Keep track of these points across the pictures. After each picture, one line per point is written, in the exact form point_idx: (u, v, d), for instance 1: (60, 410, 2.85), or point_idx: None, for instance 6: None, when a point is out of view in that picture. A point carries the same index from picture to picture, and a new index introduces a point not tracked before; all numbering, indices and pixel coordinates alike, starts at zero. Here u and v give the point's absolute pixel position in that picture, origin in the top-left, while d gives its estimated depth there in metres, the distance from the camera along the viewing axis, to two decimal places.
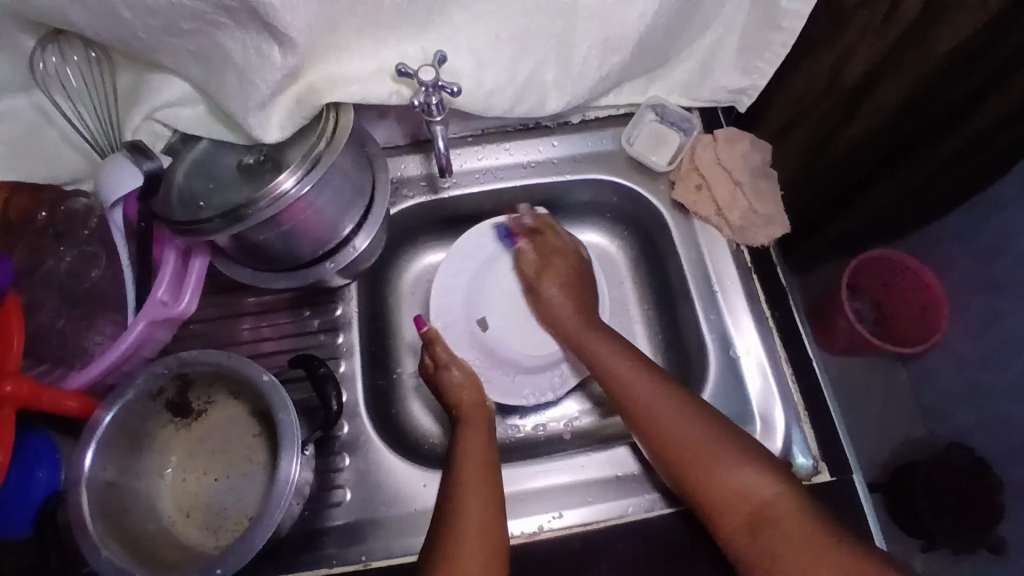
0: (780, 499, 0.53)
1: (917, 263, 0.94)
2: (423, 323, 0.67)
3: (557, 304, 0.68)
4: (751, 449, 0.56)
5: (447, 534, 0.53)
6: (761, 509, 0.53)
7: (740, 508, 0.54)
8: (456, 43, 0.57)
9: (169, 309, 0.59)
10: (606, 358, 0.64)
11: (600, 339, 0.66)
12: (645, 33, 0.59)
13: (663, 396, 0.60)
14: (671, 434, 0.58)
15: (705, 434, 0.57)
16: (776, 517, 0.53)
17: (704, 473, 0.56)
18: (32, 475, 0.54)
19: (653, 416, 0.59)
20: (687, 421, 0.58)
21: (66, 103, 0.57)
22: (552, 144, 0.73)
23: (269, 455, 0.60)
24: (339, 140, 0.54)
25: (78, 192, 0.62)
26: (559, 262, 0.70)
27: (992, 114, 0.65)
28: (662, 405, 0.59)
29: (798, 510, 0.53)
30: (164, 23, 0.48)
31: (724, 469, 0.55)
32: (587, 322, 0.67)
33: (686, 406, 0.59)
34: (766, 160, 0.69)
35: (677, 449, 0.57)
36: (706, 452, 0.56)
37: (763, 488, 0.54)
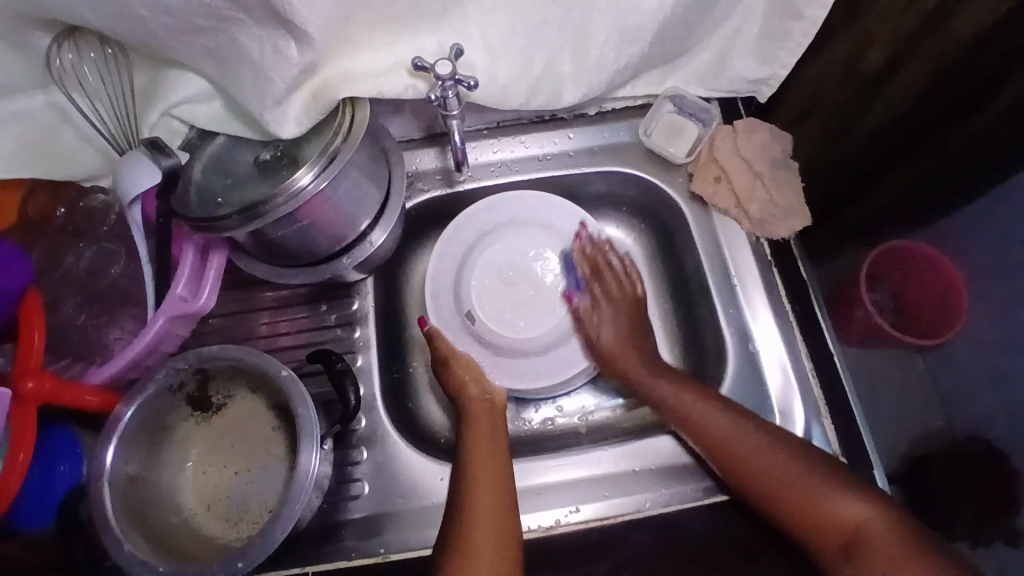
0: (877, 517, 0.51)
1: (937, 254, 0.94)
2: (426, 323, 0.65)
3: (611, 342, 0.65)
4: (838, 473, 0.55)
5: (460, 529, 0.53)
6: (850, 531, 0.51)
7: (831, 531, 0.52)
8: (471, 36, 0.56)
9: (188, 305, 0.60)
10: (666, 388, 0.62)
11: (659, 376, 0.63)
12: (662, 23, 0.58)
13: (743, 429, 0.58)
14: (752, 466, 0.57)
15: (794, 463, 0.56)
16: (873, 537, 0.50)
17: (790, 502, 0.54)
18: (54, 469, 0.55)
19: (728, 448, 0.58)
20: (779, 455, 0.56)
21: (84, 101, 0.57)
22: (568, 136, 0.73)
23: (286, 449, 0.60)
24: (356, 135, 0.54)
25: (96, 189, 0.62)
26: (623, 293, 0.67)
27: (1014, 98, 0.63)
28: (734, 436, 0.58)
29: (888, 528, 0.50)
30: (180, 20, 0.47)
31: (811, 494, 0.54)
32: (648, 361, 0.64)
33: (757, 435, 0.58)
34: (786, 151, 0.68)
35: (770, 480, 0.55)
36: (798, 481, 0.54)
37: (859, 510, 0.52)
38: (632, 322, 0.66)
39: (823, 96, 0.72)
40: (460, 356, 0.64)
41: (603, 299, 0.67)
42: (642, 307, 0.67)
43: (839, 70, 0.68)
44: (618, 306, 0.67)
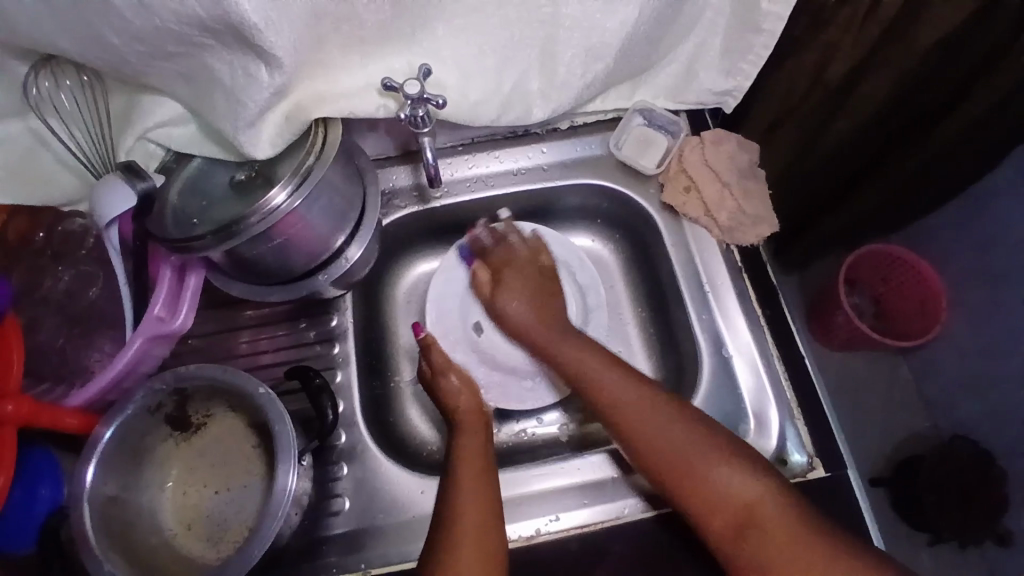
0: (765, 501, 0.53)
1: (916, 257, 0.94)
2: (421, 331, 0.67)
3: (521, 316, 0.66)
4: (734, 454, 0.56)
5: (446, 542, 0.54)
6: (745, 510, 0.54)
7: (725, 510, 0.54)
8: (440, 55, 0.58)
9: (165, 325, 0.60)
10: (571, 354, 0.64)
11: (566, 340, 0.65)
12: (627, 39, 0.60)
13: (638, 396, 0.60)
14: (653, 441, 0.58)
15: (690, 439, 0.57)
16: (761, 521, 0.53)
17: (687, 476, 0.56)
18: (35, 492, 0.55)
19: (640, 419, 0.59)
20: (679, 429, 0.57)
21: (59, 127, 0.58)
22: (541, 150, 0.74)
23: (267, 466, 0.60)
24: (328, 156, 0.55)
25: (74, 213, 0.63)
26: (529, 274, 0.68)
27: (986, 103, 0.64)
28: (648, 407, 0.59)
29: (778, 509, 0.53)
30: (151, 47, 0.49)
31: (706, 474, 0.55)
32: (554, 332, 0.65)
33: (665, 404, 0.59)
34: (752, 161, 0.71)
35: (667, 455, 0.57)
36: (694, 461, 0.56)
37: (751, 491, 0.54)
38: (543, 301, 0.67)
39: (795, 100, 0.73)
40: (457, 369, 0.65)
41: (505, 265, 0.69)
42: (547, 277, 0.68)
43: (804, 77, 0.70)
44: (522, 279, 0.68)
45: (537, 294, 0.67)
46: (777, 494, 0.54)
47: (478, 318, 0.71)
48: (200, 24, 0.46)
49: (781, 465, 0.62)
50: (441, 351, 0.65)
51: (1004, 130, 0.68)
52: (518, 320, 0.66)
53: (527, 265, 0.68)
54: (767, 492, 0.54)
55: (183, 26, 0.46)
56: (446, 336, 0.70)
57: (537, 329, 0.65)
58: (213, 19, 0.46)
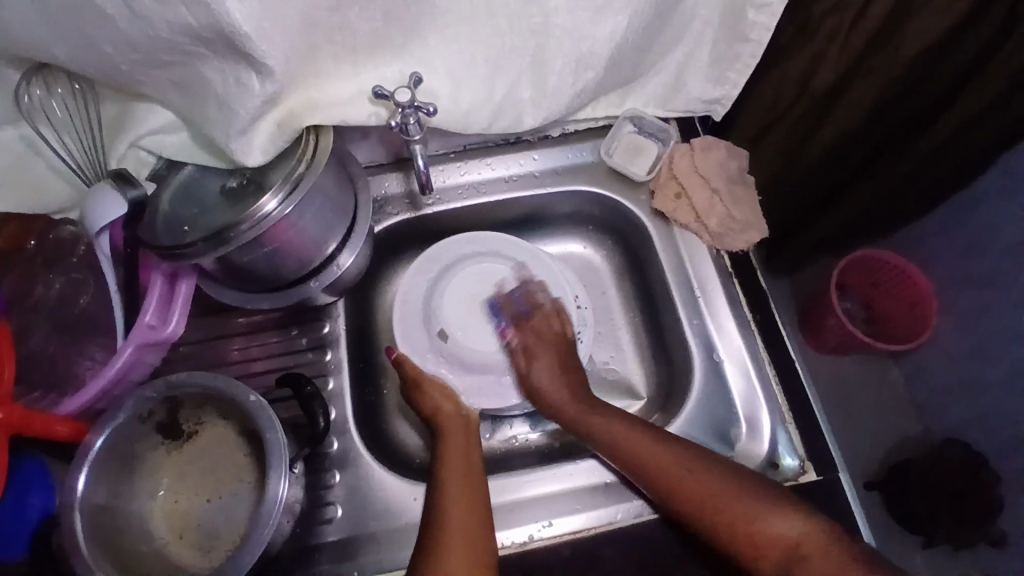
0: (810, 535, 0.53)
1: (904, 261, 0.94)
2: (393, 352, 0.66)
3: (546, 383, 0.66)
4: (775, 496, 0.56)
5: (432, 549, 0.53)
6: (791, 548, 0.53)
7: (777, 550, 0.54)
8: (431, 64, 0.58)
9: (157, 332, 0.60)
10: (603, 427, 0.62)
11: (595, 410, 0.64)
12: (616, 48, 0.61)
13: (660, 448, 0.59)
14: (693, 498, 0.57)
15: (718, 485, 0.57)
16: (811, 555, 0.52)
17: (727, 522, 0.55)
18: (26, 500, 0.55)
19: (665, 468, 0.58)
20: (704, 476, 0.57)
21: (52, 135, 0.58)
22: (533, 157, 0.75)
23: (259, 474, 0.60)
24: (320, 162, 0.56)
25: (65, 221, 0.63)
26: (550, 346, 0.67)
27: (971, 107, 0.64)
28: (670, 459, 0.59)
29: (827, 543, 0.52)
30: (142, 55, 0.49)
31: (755, 520, 0.55)
32: (585, 406, 0.65)
33: (696, 457, 0.59)
34: (742, 167, 0.71)
35: (703, 502, 0.56)
36: (734, 506, 0.56)
37: (794, 528, 0.54)
38: (565, 366, 0.67)
39: (779, 111, 0.74)
40: (430, 378, 0.65)
41: (531, 352, 0.67)
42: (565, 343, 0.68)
43: (792, 86, 0.70)
44: (543, 350, 0.67)
45: (561, 359, 0.67)
46: (826, 528, 0.53)
47: (443, 324, 0.69)
48: (193, 33, 0.46)
49: (772, 469, 0.63)
50: (412, 364, 0.65)
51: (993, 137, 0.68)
52: (546, 390, 0.65)
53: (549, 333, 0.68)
54: (811, 529, 0.53)
55: (174, 35, 0.47)
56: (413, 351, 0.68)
57: (563, 394, 0.65)
58: (205, 28, 0.46)
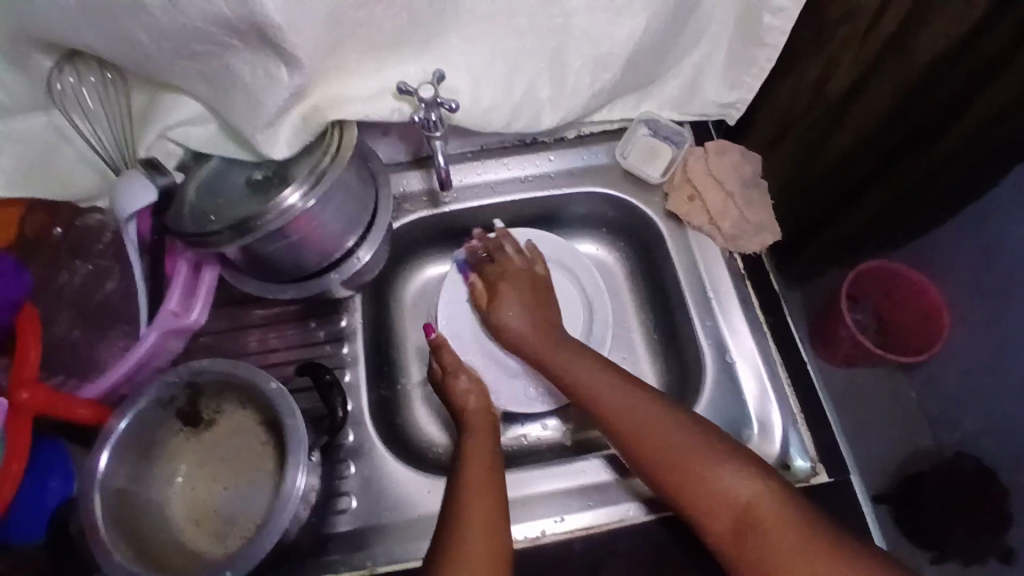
0: (763, 499, 0.53)
1: (914, 273, 0.95)
2: (432, 331, 0.68)
3: (516, 324, 0.67)
4: (729, 451, 0.56)
5: (450, 543, 0.54)
6: (742, 510, 0.53)
7: (724, 510, 0.54)
8: (454, 63, 0.60)
9: (179, 319, 0.62)
10: (569, 368, 0.63)
11: (562, 353, 0.64)
12: (634, 50, 0.62)
13: (633, 394, 0.61)
14: (651, 447, 0.58)
15: (682, 437, 0.57)
16: (760, 520, 0.52)
17: (682, 475, 0.56)
18: (45, 485, 0.55)
19: (632, 414, 0.59)
20: (671, 426, 0.58)
21: (83, 124, 0.60)
22: (549, 158, 0.76)
23: (276, 463, 0.61)
24: (345, 155, 0.57)
25: (93, 209, 0.64)
26: (522, 279, 0.69)
27: (989, 114, 0.64)
28: (637, 405, 0.60)
29: (778, 509, 0.53)
30: (177, 46, 0.50)
31: (706, 475, 0.55)
32: (550, 337, 0.66)
33: (667, 410, 0.59)
34: (755, 171, 0.72)
35: (660, 450, 0.57)
36: (692, 459, 0.56)
37: (748, 490, 0.54)
38: (535, 307, 0.68)
39: (797, 112, 0.75)
40: (465, 367, 0.66)
41: (502, 279, 0.69)
42: (542, 284, 0.69)
43: (807, 89, 0.72)
44: (517, 285, 0.68)
45: (533, 303, 0.68)
46: (779, 496, 0.53)
47: None
48: (227, 25, 0.48)
49: (785, 470, 0.63)
50: (450, 352, 0.66)
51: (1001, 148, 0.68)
52: (514, 328, 0.67)
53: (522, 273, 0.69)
54: (767, 494, 0.53)
55: (208, 26, 0.48)
56: (457, 340, 0.71)
57: (529, 337, 0.66)
58: (239, 20, 0.47)
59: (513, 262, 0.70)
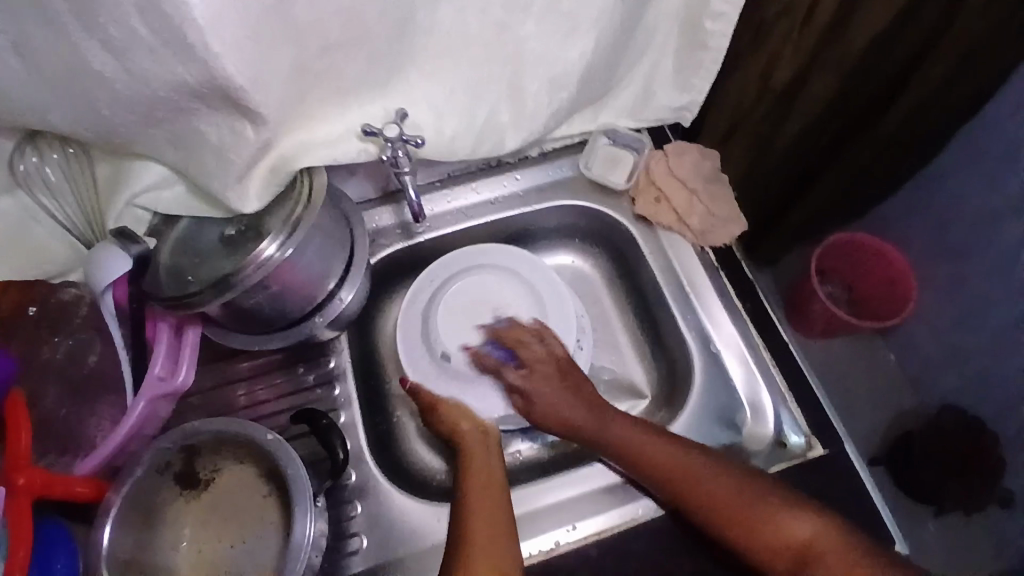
0: (822, 535, 0.56)
1: (879, 242, 0.98)
2: (405, 380, 0.68)
3: (552, 401, 0.65)
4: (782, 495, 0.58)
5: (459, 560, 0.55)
6: (802, 548, 0.56)
7: (786, 549, 0.56)
8: (414, 99, 0.61)
9: (166, 384, 0.62)
10: (622, 436, 0.63)
11: (606, 423, 0.64)
12: (587, 67, 0.64)
13: (682, 455, 0.61)
14: (707, 498, 0.59)
15: (736, 486, 0.59)
16: (822, 555, 0.55)
17: (744, 521, 0.58)
18: (51, 567, 0.54)
19: (681, 472, 0.60)
20: (725, 479, 0.59)
21: (50, 202, 0.60)
22: (515, 177, 0.77)
23: (282, 514, 0.60)
24: (316, 201, 0.58)
25: (66, 283, 0.63)
26: (546, 360, 0.66)
27: (915, 96, 0.68)
28: (686, 461, 0.60)
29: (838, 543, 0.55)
30: (140, 115, 0.51)
31: (768, 519, 0.57)
32: (595, 406, 0.65)
33: (719, 462, 0.61)
34: (715, 167, 0.75)
35: (719, 503, 0.58)
36: (750, 506, 0.58)
37: (807, 527, 0.56)
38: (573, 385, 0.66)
39: (746, 107, 0.79)
40: (453, 404, 0.66)
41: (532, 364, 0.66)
42: (567, 366, 0.67)
43: (753, 84, 0.76)
44: (546, 373, 0.66)
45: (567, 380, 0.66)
46: (834, 528, 0.56)
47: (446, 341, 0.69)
48: (188, 90, 0.48)
49: (781, 449, 0.65)
50: (429, 391, 0.67)
51: (948, 112, 0.70)
52: (554, 406, 0.65)
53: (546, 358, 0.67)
54: (825, 531, 0.56)
55: (170, 93, 0.48)
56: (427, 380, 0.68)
57: (577, 415, 0.65)
58: (200, 83, 0.48)
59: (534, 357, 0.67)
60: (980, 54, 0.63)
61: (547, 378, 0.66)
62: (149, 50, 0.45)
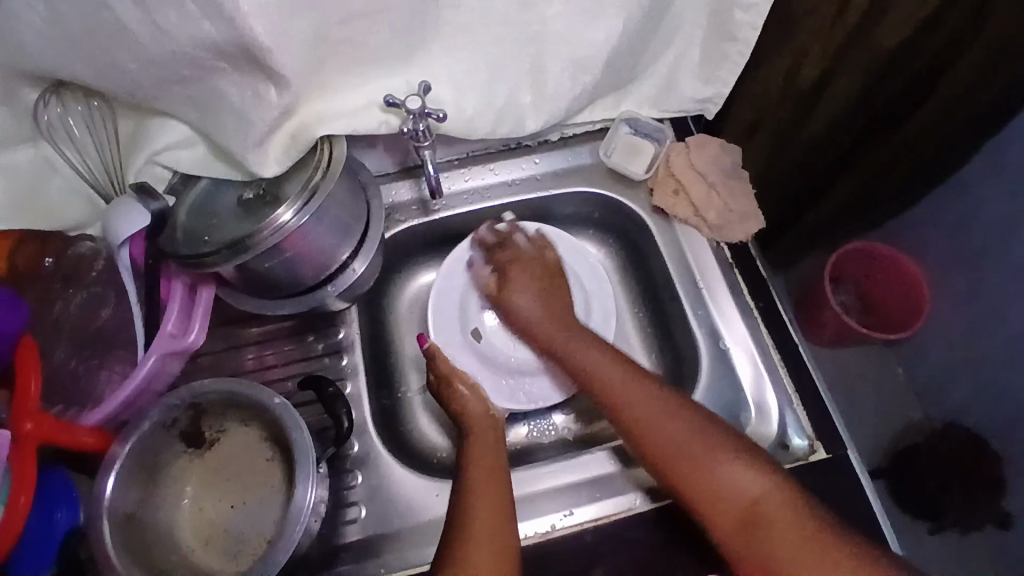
0: (769, 496, 0.55)
1: (897, 252, 0.96)
2: (427, 341, 0.69)
3: (529, 312, 0.69)
4: (732, 446, 0.58)
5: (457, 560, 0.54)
6: (749, 508, 0.55)
7: (731, 505, 0.56)
8: (437, 74, 0.61)
9: (177, 341, 0.63)
10: (576, 357, 0.66)
11: (573, 343, 0.66)
12: (612, 51, 0.64)
13: (634, 386, 0.62)
14: (653, 432, 0.60)
15: (683, 435, 0.59)
16: (767, 513, 0.54)
17: (690, 472, 0.57)
18: (51, 516, 0.55)
19: (628, 407, 0.62)
20: (676, 424, 0.59)
21: (72, 154, 0.61)
22: (534, 161, 0.77)
23: (283, 478, 0.61)
24: (335, 170, 0.57)
25: (82, 238, 0.63)
26: (532, 273, 0.70)
27: (942, 98, 0.67)
28: (637, 394, 0.62)
29: (784, 503, 0.55)
30: (164, 71, 0.51)
31: (709, 471, 0.57)
32: (563, 325, 0.68)
33: (671, 408, 0.60)
34: (736, 162, 0.74)
35: (667, 450, 0.59)
36: (699, 457, 0.58)
37: (753, 486, 0.56)
38: (547, 295, 0.69)
39: (770, 106, 0.77)
40: (460, 375, 0.67)
41: (512, 265, 0.71)
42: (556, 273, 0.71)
43: (776, 83, 0.74)
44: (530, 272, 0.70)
45: (545, 287, 0.70)
46: (780, 489, 0.55)
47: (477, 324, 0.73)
48: (214, 47, 0.48)
49: (783, 451, 0.65)
50: (444, 360, 0.67)
51: (974, 117, 0.69)
52: (524, 316, 0.69)
53: (535, 263, 0.71)
54: (775, 492, 0.55)
55: (196, 49, 0.49)
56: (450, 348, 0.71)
57: (541, 325, 0.68)
58: (225, 41, 0.48)
59: (526, 251, 0.72)
60: (1009, 60, 0.62)
61: (527, 279, 0.70)
62: (177, 5, 0.46)
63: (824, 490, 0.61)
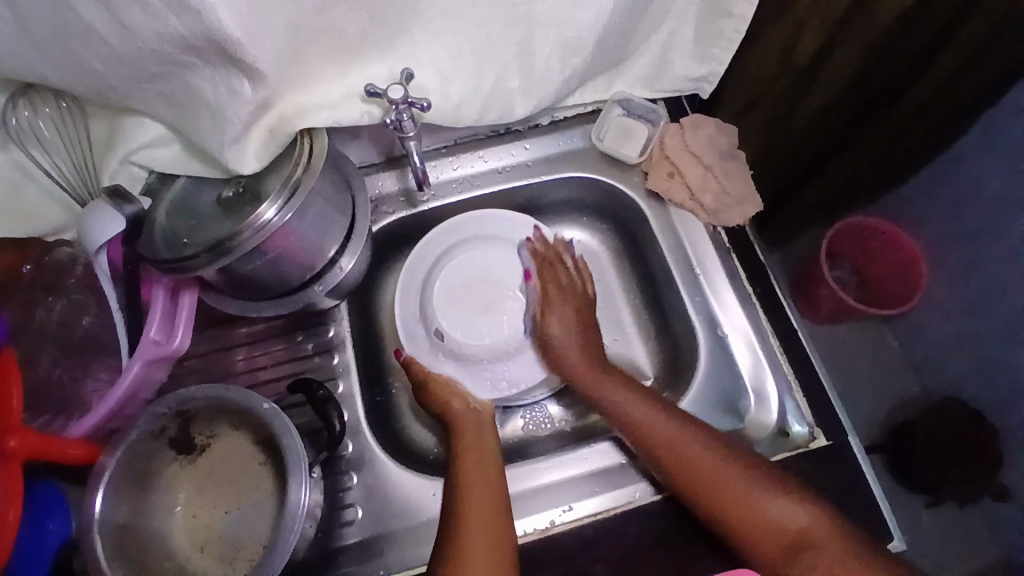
0: (815, 525, 0.55)
1: (897, 227, 0.94)
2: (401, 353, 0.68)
3: (561, 341, 0.67)
4: (767, 471, 0.58)
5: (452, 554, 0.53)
6: (796, 537, 0.55)
7: (776, 537, 0.56)
8: (419, 60, 0.58)
9: (161, 348, 0.60)
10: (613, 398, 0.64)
11: (608, 381, 0.65)
12: (603, 31, 0.61)
13: (674, 426, 0.60)
14: (698, 470, 0.58)
15: (727, 473, 0.58)
16: (815, 545, 0.54)
17: (736, 509, 0.57)
18: (43, 528, 0.54)
19: (677, 446, 0.60)
20: (724, 461, 0.58)
21: (42, 156, 0.58)
22: (524, 147, 0.75)
23: (276, 482, 0.60)
24: (316, 164, 0.55)
25: (60, 242, 0.61)
26: (566, 296, 0.69)
27: (944, 69, 0.65)
28: (676, 435, 0.60)
29: (831, 530, 0.54)
30: (131, 69, 0.48)
31: (759, 507, 0.56)
32: (599, 366, 0.66)
33: (716, 447, 0.59)
34: (732, 143, 0.72)
35: (711, 486, 0.57)
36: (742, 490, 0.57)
37: (799, 517, 0.55)
38: (581, 322, 0.68)
39: (768, 81, 0.75)
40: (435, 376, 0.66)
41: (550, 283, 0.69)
42: (589, 307, 0.69)
43: (774, 57, 0.71)
44: (564, 296, 0.68)
45: (578, 313, 0.68)
46: (827, 517, 0.55)
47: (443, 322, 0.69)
48: (182, 42, 0.46)
49: (783, 438, 0.64)
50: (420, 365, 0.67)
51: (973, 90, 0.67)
52: (560, 350, 0.67)
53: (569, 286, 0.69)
54: (822, 520, 0.55)
55: (163, 45, 0.46)
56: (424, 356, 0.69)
57: (576, 359, 0.66)
58: (194, 35, 0.45)
59: (568, 278, 0.70)
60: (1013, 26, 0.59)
61: (558, 301, 0.68)
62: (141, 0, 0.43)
63: (824, 477, 0.60)
